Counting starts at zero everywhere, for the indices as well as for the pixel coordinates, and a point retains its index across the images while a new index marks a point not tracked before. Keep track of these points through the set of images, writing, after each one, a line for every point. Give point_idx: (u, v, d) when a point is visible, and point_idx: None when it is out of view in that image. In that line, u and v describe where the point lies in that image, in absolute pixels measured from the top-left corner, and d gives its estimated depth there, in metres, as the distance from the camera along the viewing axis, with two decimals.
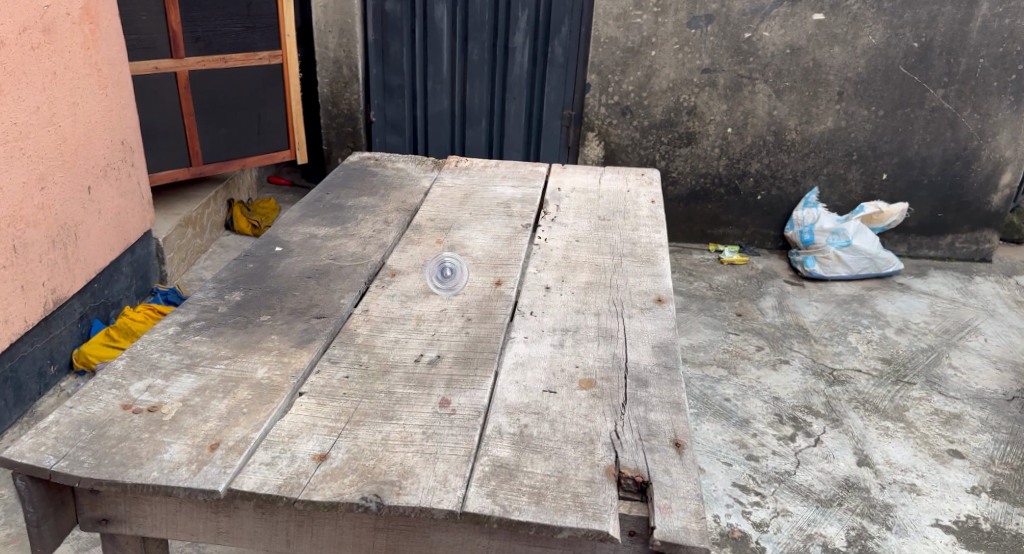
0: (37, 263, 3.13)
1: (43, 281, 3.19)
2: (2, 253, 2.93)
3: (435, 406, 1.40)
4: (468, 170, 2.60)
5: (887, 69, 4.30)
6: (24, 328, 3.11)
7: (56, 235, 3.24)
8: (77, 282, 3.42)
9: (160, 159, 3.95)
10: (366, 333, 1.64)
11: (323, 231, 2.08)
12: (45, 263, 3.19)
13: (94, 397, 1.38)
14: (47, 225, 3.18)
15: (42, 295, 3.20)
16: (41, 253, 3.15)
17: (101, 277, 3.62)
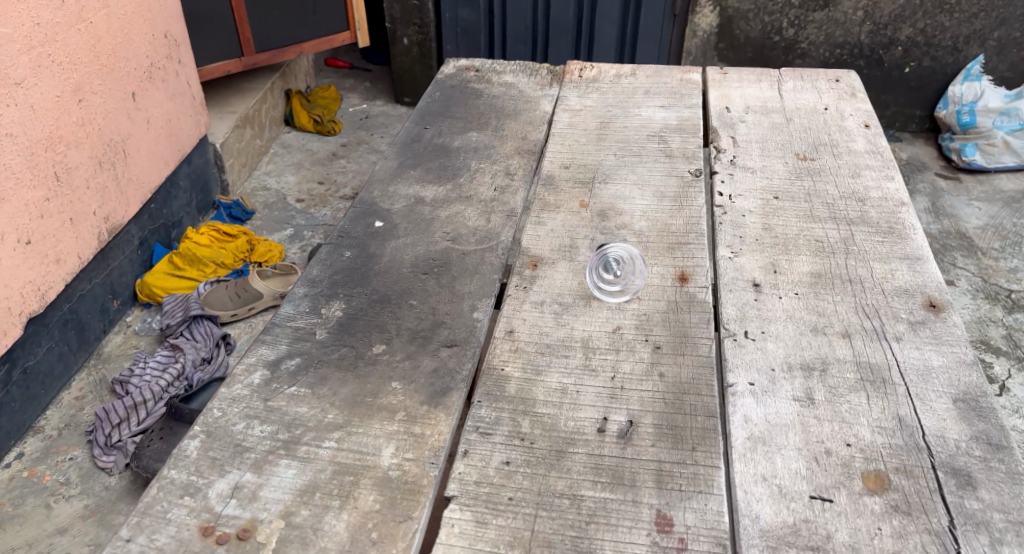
0: (85, 190, 2.67)
1: (95, 210, 2.74)
2: (41, 182, 2.47)
3: (653, 530, 0.95)
4: (597, 83, 2.01)
5: None
6: (80, 266, 2.69)
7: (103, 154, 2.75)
8: (133, 206, 2.96)
9: (208, 49, 3.36)
10: (521, 378, 1.16)
11: (430, 192, 1.57)
12: (94, 189, 2.72)
13: (160, 517, 0.96)
14: (92, 143, 2.70)
15: (96, 227, 2.75)
16: (89, 177, 2.68)
17: (157, 196, 3.14)
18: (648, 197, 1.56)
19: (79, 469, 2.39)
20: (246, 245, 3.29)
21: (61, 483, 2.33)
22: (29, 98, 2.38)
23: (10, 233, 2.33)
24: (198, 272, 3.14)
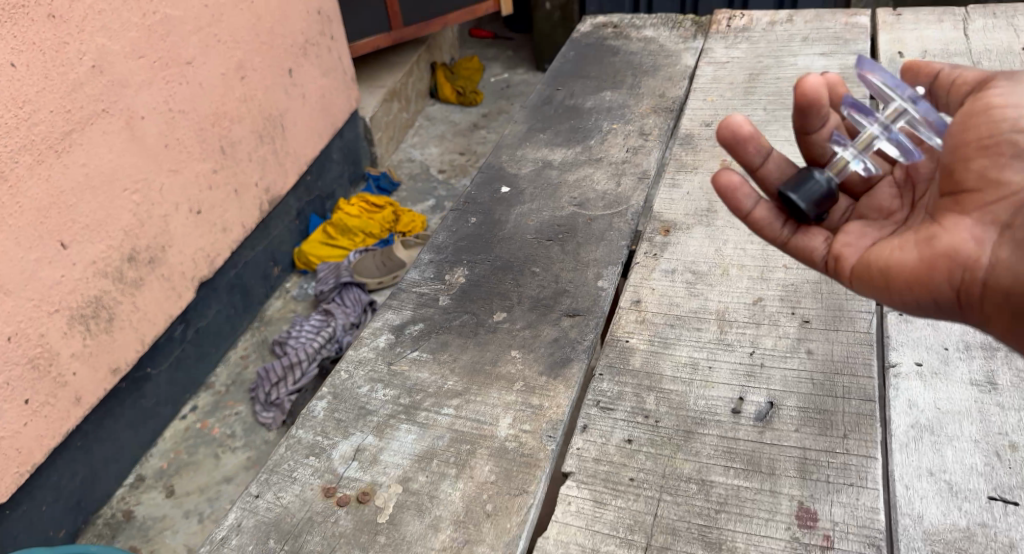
0: (248, 163, 2.35)
1: (256, 180, 2.40)
2: (208, 153, 2.15)
3: (792, 526, 0.84)
4: (746, 32, 1.84)
5: None
6: (243, 235, 2.36)
7: (262, 129, 2.42)
8: (290, 179, 2.62)
9: (357, 26, 3.35)
10: (645, 349, 1.08)
11: (560, 155, 1.51)
12: (256, 161, 2.39)
13: (287, 475, 0.97)
14: (252, 117, 2.36)
15: (258, 198, 2.42)
16: (250, 150, 2.35)
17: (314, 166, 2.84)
18: None
19: (244, 423, 2.17)
20: (393, 216, 2.96)
21: (228, 437, 2.13)
22: (199, 74, 2.08)
23: (181, 203, 2.03)
24: (349, 242, 2.84)
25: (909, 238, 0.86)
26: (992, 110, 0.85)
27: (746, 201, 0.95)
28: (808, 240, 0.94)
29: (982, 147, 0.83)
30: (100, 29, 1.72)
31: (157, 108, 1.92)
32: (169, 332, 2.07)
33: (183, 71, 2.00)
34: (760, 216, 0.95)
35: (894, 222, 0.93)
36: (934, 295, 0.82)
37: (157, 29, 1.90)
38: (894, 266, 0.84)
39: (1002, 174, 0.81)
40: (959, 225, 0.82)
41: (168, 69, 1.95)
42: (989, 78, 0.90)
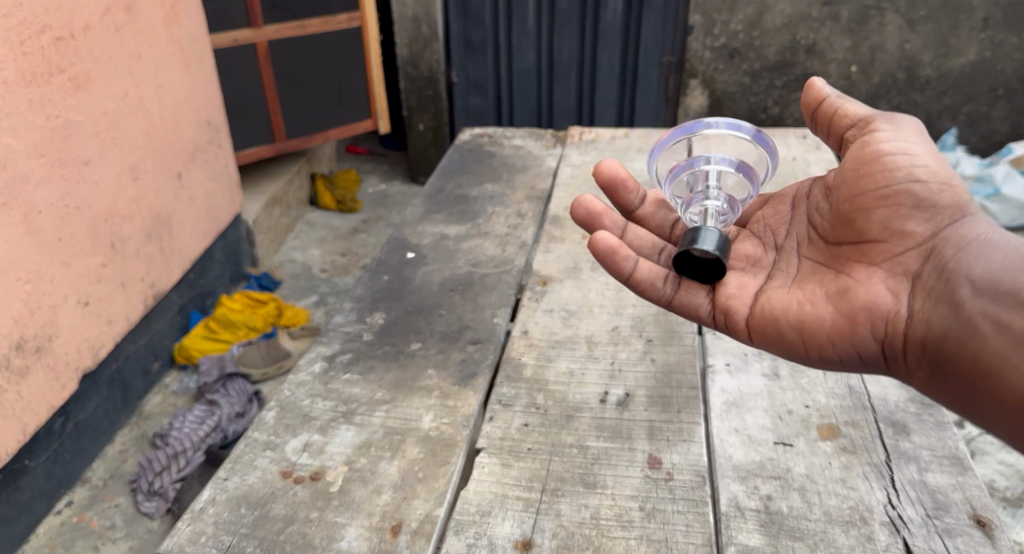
0: (136, 258, 2.51)
1: (143, 275, 2.56)
2: (99, 249, 2.33)
3: (644, 467, 1.13)
4: (595, 143, 2.30)
5: None
6: (127, 328, 2.48)
7: (150, 226, 2.60)
8: (175, 274, 2.77)
9: (246, 137, 3.61)
10: (534, 364, 1.38)
11: (454, 230, 1.85)
12: (144, 256, 2.56)
13: (249, 464, 1.17)
14: (142, 217, 2.55)
15: (143, 291, 2.56)
16: (139, 246, 2.52)
17: (196, 265, 2.99)
18: None
19: (125, 513, 2.23)
20: (276, 311, 3.05)
21: (109, 528, 2.18)
22: (95, 174, 2.30)
23: (70, 294, 2.19)
24: (232, 336, 2.90)
25: (826, 294, 1.13)
26: (884, 156, 1.14)
27: (626, 265, 1.19)
28: (690, 296, 1.23)
29: (882, 198, 1.13)
30: (7, 129, 1.96)
31: (55, 203, 2.13)
32: (50, 425, 2.16)
33: (79, 172, 2.22)
34: (643, 277, 1.21)
35: (764, 267, 1.27)
36: (861, 343, 1.09)
37: (60, 132, 2.14)
38: (820, 317, 1.11)
39: (901, 229, 1.11)
40: (872, 279, 1.11)
41: (65, 168, 2.17)
42: (864, 122, 1.21)
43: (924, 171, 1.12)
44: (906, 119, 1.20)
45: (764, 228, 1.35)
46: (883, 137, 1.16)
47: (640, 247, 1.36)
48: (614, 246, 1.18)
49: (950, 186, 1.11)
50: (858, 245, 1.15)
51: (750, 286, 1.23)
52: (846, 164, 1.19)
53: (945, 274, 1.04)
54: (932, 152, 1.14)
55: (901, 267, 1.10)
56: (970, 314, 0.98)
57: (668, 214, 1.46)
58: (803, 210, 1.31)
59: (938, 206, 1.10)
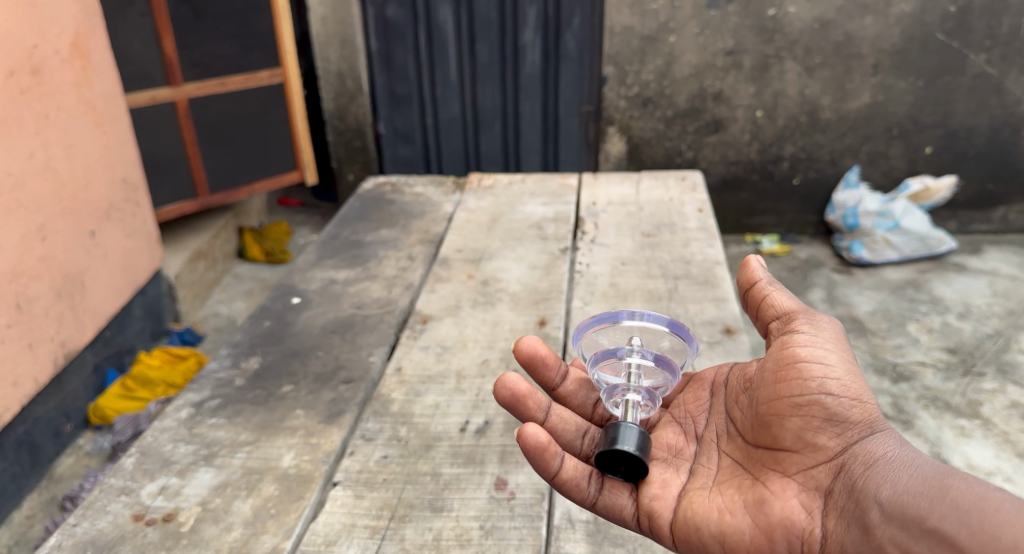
0: (44, 319, 2.45)
1: (52, 335, 2.49)
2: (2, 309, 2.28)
3: (490, 489, 1.20)
4: (492, 189, 2.37)
5: (924, 38, 3.57)
6: (36, 390, 2.42)
7: (61, 286, 2.54)
8: (89, 333, 2.69)
9: (164, 194, 3.45)
10: (402, 400, 1.42)
11: (343, 275, 1.88)
12: (53, 317, 2.49)
13: (101, 509, 1.18)
14: (52, 276, 2.50)
15: (53, 350, 2.49)
16: (48, 306, 2.47)
17: (112, 322, 2.90)
18: (522, 264, 1.90)
19: None
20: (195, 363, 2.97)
21: None
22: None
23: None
24: (149, 394, 2.81)
25: (745, 503, 1.08)
26: (798, 364, 1.10)
27: (554, 461, 1.09)
28: (614, 498, 1.12)
29: (796, 405, 1.09)
30: None
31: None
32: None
33: None
34: (567, 477, 1.10)
35: (686, 458, 1.20)
36: None
37: None
38: (739, 531, 1.06)
39: (814, 441, 1.08)
40: (787, 492, 1.07)
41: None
42: (786, 315, 1.18)
43: (837, 382, 1.08)
44: (825, 317, 1.17)
45: (683, 415, 1.27)
46: (801, 339, 1.13)
47: (562, 432, 1.22)
48: (544, 442, 1.07)
49: (862, 399, 1.08)
50: (774, 453, 1.11)
51: (671, 484, 1.14)
52: (767, 365, 1.15)
53: (857, 494, 1.02)
54: (845, 358, 1.11)
55: (813, 482, 1.07)
56: (881, 541, 0.96)
57: (590, 392, 1.32)
58: (721, 400, 1.25)
59: (850, 418, 1.07)
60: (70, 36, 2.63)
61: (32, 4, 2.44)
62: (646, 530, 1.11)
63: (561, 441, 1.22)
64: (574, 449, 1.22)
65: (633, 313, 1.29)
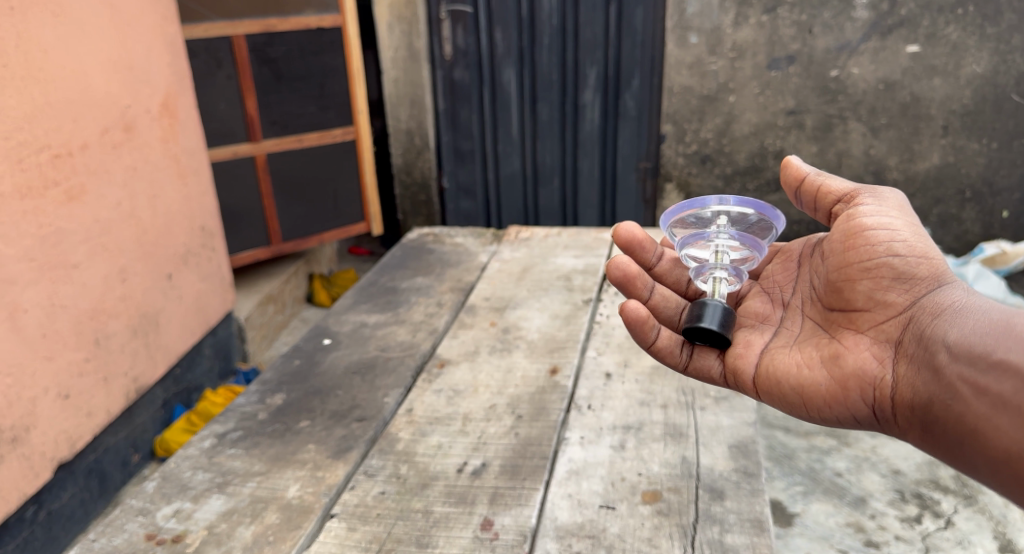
0: (119, 355, 2.60)
1: (125, 371, 2.64)
2: (83, 344, 2.43)
3: (476, 529, 1.24)
4: (529, 241, 2.45)
5: (998, 98, 3.42)
6: (107, 420, 2.57)
7: (137, 324, 2.70)
8: (160, 369, 2.84)
9: (240, 241, 3.66)
10: (407, 438, 1.48)
11: (374, 318, 1.99)
12: (127, 353, 2.64)
13: (119, 527, 1.29)
14: (129, 315, 2.66)
15: (125, 385, 2.64)
16: (124, 342, 2.62)
17: (183, 360, 3.05)
18: (544, 312, 1.96)
19: None
20: None
21: None
22: (84, 276, 2.44)
23: (51, 387, 2.29)
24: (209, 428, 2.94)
25: (822, 359, 1.29)
26: (865, 231, 1.31)
27: (650, 333, 1.36)
28: (703, 360, 1.41)
29: (864, 270, 1.29)
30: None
31: (41, 303, 2.27)
32: (21, 513, 2.23)
33: (67, 275, 2.37)
34: (662, 345, 1.40)
35: (773, 322, 1.45)
36: (854, 409, 1.25)
37: (50, 238, 2.31)
38: (816, 382, 1.28)
39: (884, 299, 1.27)
40: (860, 347, 1.27)
41: (53, 270, 2.31)
42: (849, 194, 1.39)
43: (903, 244, 1.28)
44: (886, 192, 1.37)
45: (772, 286, 1.52)
46: (865, 212, 1.33)
47: (664, 308, 1.53)
48: (643, 315, 1.33)
49: (928, 258, 1.27)
50: (848, 314, 1.32)
51: (757, 344, 1.39)
52: (835, 237, 1.36)
53: (925, 340, 1.19)
54: (909, 224, 1.31)
55: (884, 335, 1.26)
56: (951, 378, 1.11)
57: (683, 271, 1.63)
58: (804, 269, 1.48)
59: (918, 276, 1.25)
60: (160, 96, 2.88)
61: (129, 67, 2.69)
62: (734, 383, 1.38)
63: (661, 315, 1.53)
64: (673, 321, 1.53)
65: (722, 198, 1.45)
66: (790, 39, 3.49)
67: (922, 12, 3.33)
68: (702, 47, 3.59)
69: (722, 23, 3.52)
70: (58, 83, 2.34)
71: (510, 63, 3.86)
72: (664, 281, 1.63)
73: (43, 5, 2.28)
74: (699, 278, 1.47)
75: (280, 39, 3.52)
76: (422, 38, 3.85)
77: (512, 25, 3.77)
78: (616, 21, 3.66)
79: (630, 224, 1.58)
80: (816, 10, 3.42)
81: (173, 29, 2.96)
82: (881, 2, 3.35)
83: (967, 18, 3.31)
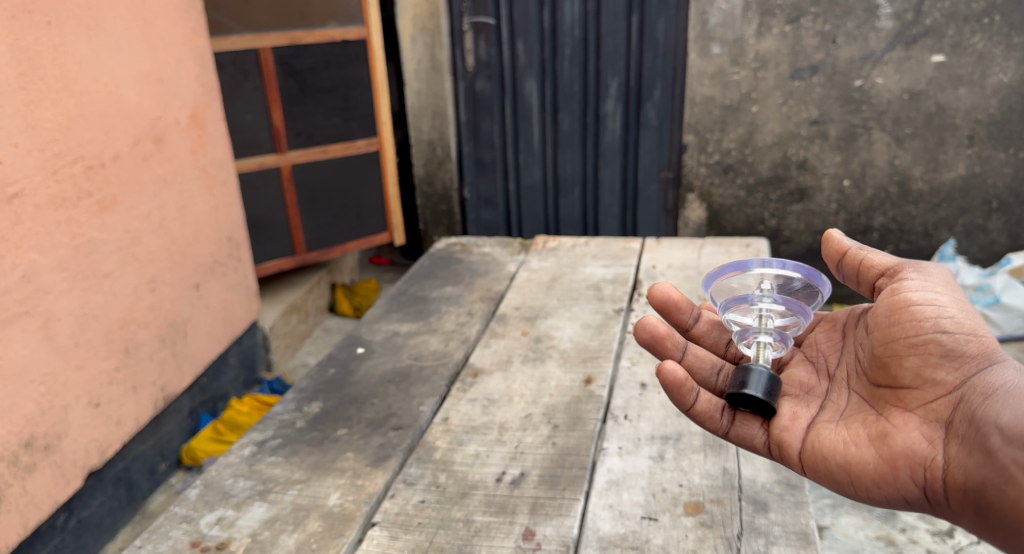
0: (148, 363, 2.62)
1: (154, 380, 2.66)
2: (113, 352, 2.46)
3: (518, 538, 1.24)
4: (556, 251, 2.46)
5: None
6: (136, 429, 2.59)
7: (165, 333, 2.73)
8: (187, 378, 2.86)
9: (265, 251, 3.69)
10: (444, 447, 1.49)
11: (406, 327, 2.00)
12: (156, 362, 2.67)
13: (163, 534, 1.30)
14: (158, 324, 2.68)
15: (154, 394, 2.67)
16: (153, 351, 2.64)
17: (209, 370, 3.07)
18: (575, 321, 1.96)
19: None
20: None
21: None
22: (114, 285, 2.47)
23: (83, 396, 2.32)
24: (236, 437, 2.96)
25: (868, 438, 1.20)
26: (910, 306, 1.23)
27: (689, 397, 1.28)
28: (745, 429, 1.31)
29: (910, 345, 1.21)
30: (35, 246, 2.15)
31: (74, 312, 2.29)
32: (52, 520, 2.25)
33: (99, 284, 2.40)
34: (702, 409, 1.31)
35: (818, 395, 1.36)
36: (903, 491, 1.16)
37: (84, 248, 2.34)
38: (862, 461, 1.18)
39: (933, 376, 1.19)
40: (908, 425, 1.18)
41: (86, 280, 2.34)
42: (892, 268, 1.33)
43: (951, 320, 1.20)
44: (931, 265, 1.31)
45: (817, 355, 1.45)
46: (910, 286, 1.26)
47: (699, 369, 1.44)
48: (681, 377, 1.25)
49: (978, 334, 1.18)
50: (895, 390, 1.23)
51: (802, 418, 1.30)
52: (879, 311, 1.29)
53: (976, 420, 1.10)
54: (956, 300, 1.24)
55: (935, 414, 1.17)
56: (1006, 463, 1.03)
57: (722, 334, 1.52)
58: (850, 340, 1.40)
59: (968, 352, 1.17)
60: (189, 109, 2.91)
61: (160, 80, 2.73)
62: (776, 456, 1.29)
63: (697, 376, 1.44)
64: (708, 383, 1.43)
65: (765, 260, 1.42)
66: (814, 49, 3.49)
67: (947, 22, 3.32)
68: (725, 57, 3.59)
69: (746, 34, 3.52)
70: (93, 95, 2.38)
71: (531, 74, 3.88)
72: (701, 343, 1.53)
73: (78, 19, 2.32)
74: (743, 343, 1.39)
75: (305, 52, 3.55)
76: (445, 50, 3.89)
77: (534, 36, 3.79)
78: (638, 32, 3.67)
79: (665, 284, 1.49)
80: (840, 19, 3.42)
81: (202, 42, 3.00)
82: (906, 12, 3.34)
83: (993, 27, 3.30)
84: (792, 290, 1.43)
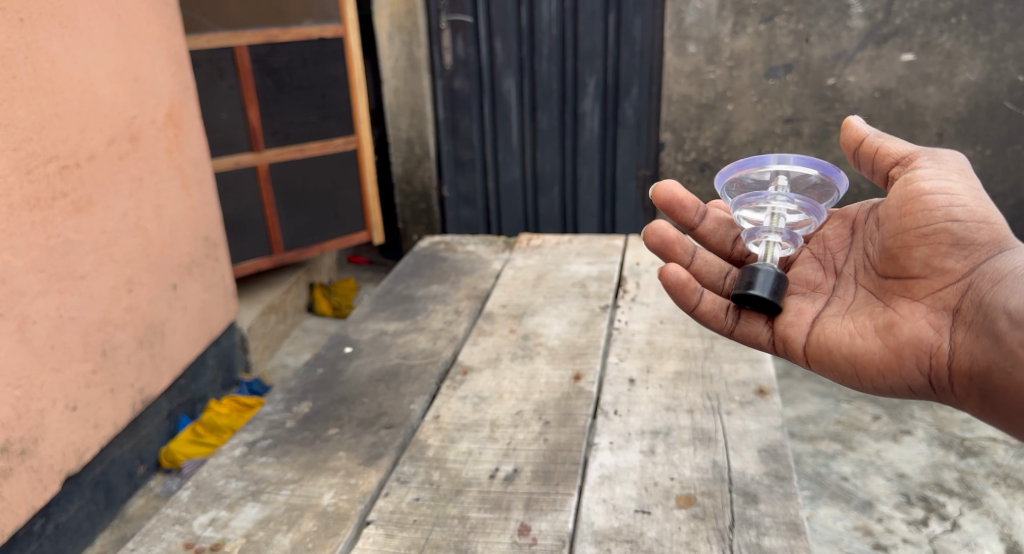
0: (126, 365, 2.59)
1: (132, 382, 2.63)
2: (90, 355, 2.42)
3: (513, 534, 1.25)
4: (541, 248, 2.47)
5: (991, 106, 3.47)
6: (114, 432, 2.56)
7: (143, 334, 2.70)
8: (165, 380, 2.83)
9: (243, 251, 3.66)
10: (437, 445, 1.49)
11: (393, 326, 2.00)
12: (134, 364, 2.64)
13: (156, 536, 1.30)
14: (135, 325, 2.65)
15: (132, 396, 2.64)
16: (130, 353, 2.61)
17: (188, 371, 3.05)
18: (562, 318, 1.98)
19: None
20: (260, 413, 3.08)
21: None
22: (91, 287, 2.44)
23: (59, 399, 2.28)
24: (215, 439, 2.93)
25: (875, 328, 1.32)
26: (923, 196, 1.32)
27: (693, 297, 1.43)
28: (750, 325, 1.45)
29: (921, 235, 1.30)
30: (9, 248, 2.12)
31: (49, 314, 2.26)
32: (29, 526, 2.22)
33: (75, 287, 2.36)
34: (707, 307, 1.45)
35: (825, 291, 1.47)
36: (908, 378, 1.27)
37: (58, 249, 2.30)
38: (869, 351, 1.30)
39: (942, 266, 1.28)
40: (915, 314, 1.29)
41: (61, 282, 2.31)
42: (907, 158, 1.40)
43: (962, 209, 1.29)
44: (946, 154, 1.38)
45: (823, 252, 1.55)
46: (924, 177, 1.33)
47: (707, 273, 1.60)
48: (684, 279, 1.40)
49: (989, 223, 1.27)
50: (903, 281, 1.33)
51: (809, 313, 1.43)
52: (891, 202, 1.37)
53: (985, 307, 1.20)
54: (969, 188, 1.32)
55: (941, 302, 1.27)
56: (1011, 345, 1.13)
57: (727, 232, 1.68)
58: (858, 237, 1.50)
59: (978, 241, 1.27)
60: (165, 106, 2.88)
61: (135, 79, 2.70)
62: (782, 349, 1.42)
63: (705, 279, 1.60)
64: (716, 285, 1.60)
65: (782, 158, 1.47)
66: (788, 48, 3.54)
67: (916, 21, 3.38)
68: (701, 56, 3.63)
69: (721, 33, 3.57)
70: (65, 96, 2.34)
71: (509, 72, 3.89)
72: (707, 240, 1.69)
73: (51, 17, 2.29)
74: (752, 241, 1.53)
75: (282, 49, 3.53)
76: (423, 48, 3.88)
77: (512, 35, 3.80)
78: (615, 31, 3.70)
79: (671, 183, 1.60)
80: (813, 19, 3.47)
81: (177, 40, 2.96)
82: (877, 12, 3.41)
83: (960, 27, 3.36)
84: (807, 181, 1.50)
